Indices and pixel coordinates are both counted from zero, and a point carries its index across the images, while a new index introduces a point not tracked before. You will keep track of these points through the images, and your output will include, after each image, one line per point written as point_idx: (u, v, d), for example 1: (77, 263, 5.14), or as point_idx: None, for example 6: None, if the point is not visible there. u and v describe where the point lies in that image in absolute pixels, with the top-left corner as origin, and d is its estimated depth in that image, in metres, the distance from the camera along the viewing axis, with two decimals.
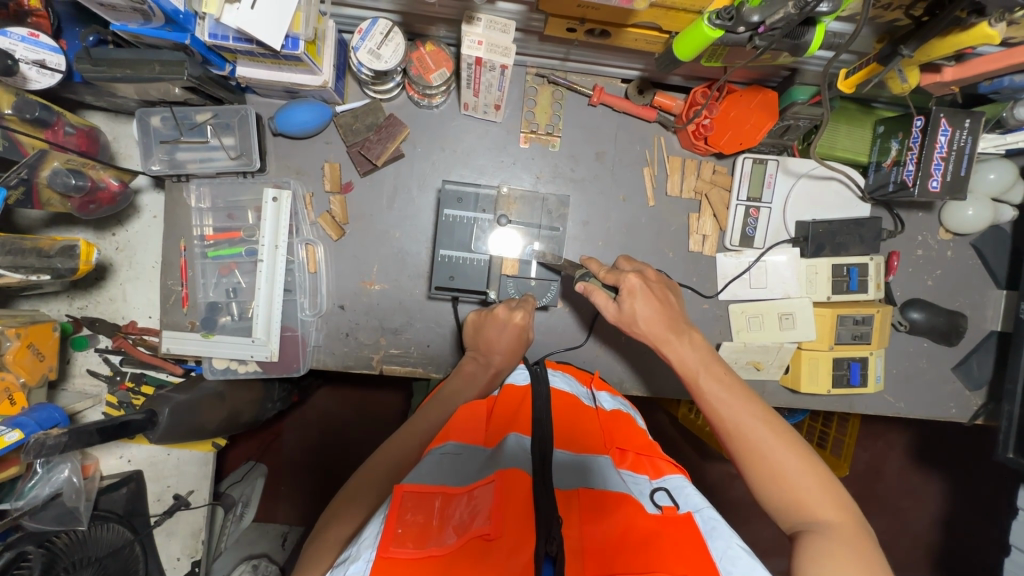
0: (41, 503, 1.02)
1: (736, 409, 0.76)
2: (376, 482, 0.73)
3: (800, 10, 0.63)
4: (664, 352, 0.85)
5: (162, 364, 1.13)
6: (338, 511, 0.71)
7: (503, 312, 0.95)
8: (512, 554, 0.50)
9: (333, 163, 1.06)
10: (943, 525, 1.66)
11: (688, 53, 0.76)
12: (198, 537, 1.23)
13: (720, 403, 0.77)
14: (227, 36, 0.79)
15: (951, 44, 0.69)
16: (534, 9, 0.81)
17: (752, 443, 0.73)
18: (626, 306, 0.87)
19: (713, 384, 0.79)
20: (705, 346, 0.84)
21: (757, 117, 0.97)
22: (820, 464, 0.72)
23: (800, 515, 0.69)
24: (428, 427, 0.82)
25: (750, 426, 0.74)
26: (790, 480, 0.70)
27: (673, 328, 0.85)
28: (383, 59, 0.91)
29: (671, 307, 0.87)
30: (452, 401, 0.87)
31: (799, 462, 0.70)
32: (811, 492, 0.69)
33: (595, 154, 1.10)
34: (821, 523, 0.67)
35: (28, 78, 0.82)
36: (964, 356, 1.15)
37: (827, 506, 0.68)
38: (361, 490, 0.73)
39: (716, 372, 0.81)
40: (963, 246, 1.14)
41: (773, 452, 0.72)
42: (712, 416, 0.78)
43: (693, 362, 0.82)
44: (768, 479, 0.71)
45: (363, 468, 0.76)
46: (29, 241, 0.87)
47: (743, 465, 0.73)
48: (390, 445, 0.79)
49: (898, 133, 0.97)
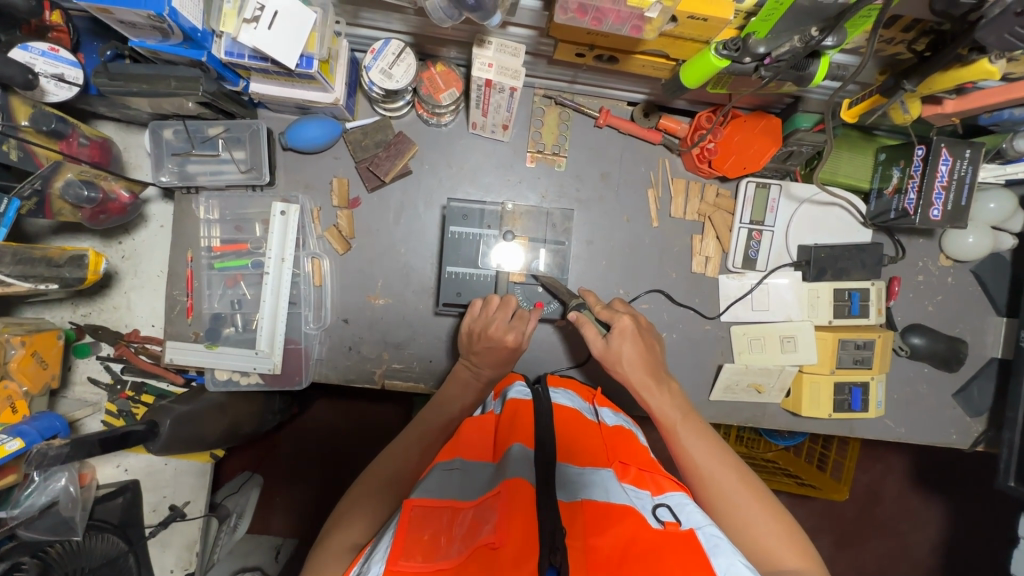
0: (38, 513, 1.02)
1: (711, 458, 0.77)
2: (382, 484, 0.75)
3: (804, 44, 0.66)
4: (644, 399, 0.85)
5: (163, 373, 1.14)
6: (341, 518, 0.71)
7: (496, 332, 0.91)
8: (517, 560, 0.49)
9: (342, 178, 1.07)
10: (944, 551, 1.65)
11: (694, 81, 0.78)
12: (192, 550, 1.21)
13: (695, 451, 0.78)
14: (243, 54, 0.81)
15: (951, 79, 0.70)
16: (544, 34, 0.83)
17: (727, 494, 0.73)
18: (615, 345, 0.87)
19: (689, 433, 0.80)
20: (682, 397, 0.86)
21: (761, 143, 0.99)
22: (787, 516, 0.73)
23: (769, 563, 0.68)
24: (426, 432, 0.84)
25: (724, 476, 0.75)
26: (758, 528, 0.70)
27: (655, 375, 0.86)
28: (394, 78, 0.92)
29: (654, 355, 0.89)
30: (448, 407, 0.90)
31: (766, 511, 0.72)
32: (778, 542, 0.69)
33: (600, 175, 1.12)
34: (787, 573, 0.67)
35: (46, 92, 0.82)
36: (965, 382, 1.15)
37: (794, 554, 0.69)
38: (368, 498, 0.73)
39: (692, 421, 0.82)
40: (963, 272, 1.15)
41: (745, 502, 0.72)
42: (687, 465, 0.78)
43: (672, 411, 0.83)
44: (740, 525, 0.71)
45: (365, 475, 0.78)
46: (40, 251, 0.87)
47: (716, 514, 0.72)
48: (393, 452, 0.81)
49: (900, 162, 0.98)
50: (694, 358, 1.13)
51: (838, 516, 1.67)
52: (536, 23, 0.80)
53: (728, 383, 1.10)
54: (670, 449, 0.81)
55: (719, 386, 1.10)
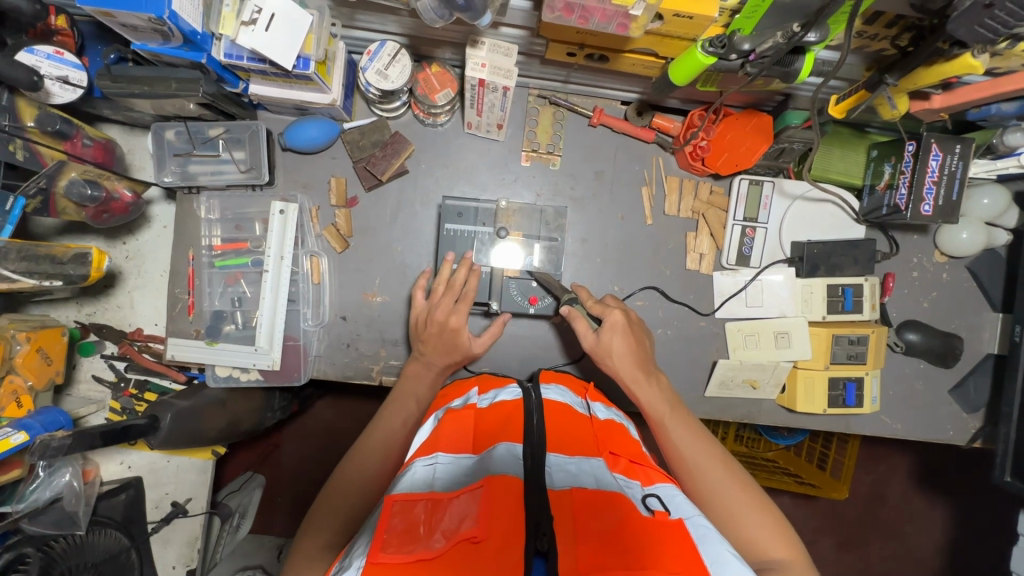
0: (41, 507, 1.04)
1: (698, 451, 0.77)
2: (352, 490, 0.75)
3: (787, 40, 0.67)
4: (633, 392, 0.86)
5: (166, 371, 1.16)
6: (311, 527, 0.72)
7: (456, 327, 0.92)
8: (504, 552, 0.51)
9: (339, 177, 1.09)
10: (947, 551, 1.64)
11: (682, 78, 0.79)
12: (195, 546, 1.24)
13: (683, 444, 0.78)
14: (242, 56, 0.83)
15: (936, 74, 0.71)
16: (535, 34, 0.85)
17: (713, 485, 0.74)
18: (605, 339, 0.89)
19: (677, 426, 0.81)
20: (671, 391, 0.87)
21: (751, 140, 1.01)
22: (773, 506, 0.74)
23: (755, 554, 0.69)
24: (391, 431, 0.84)
25: (710, 468, 0.76)
26: (743, 520, 0.71)
27: (644, 368, 0.87)
28: (390, 79, 0.94)
29: (644, 349, 0.90)
30: (407, 401, 0.89)
31: (751, 502, 0.72)
32: (764, 533, 0.70)
33: (595, 174, 1.13)
34: (773, 562, 0.68)
35: (52, 93, 0.85)
36: (962, 378, 1.15)
37: (779, 545, 0.69)
38: (336, 502, 0.74)
39: (680, 414, 0.83)
40: (958, 269, 1.15)
41: (730, 493, 0.73)
42: (675, 458, 0.78)
43: (661, 404, 0.83)
44: (726, 516, 0.71)
45: (334, 480, 0.78)
46: (44, 248, 0.90)
47: (703, 506, 0.73)
48: (361, 455, 0.81)
49: (890, 158, 1.00)
50: (689, 355, 1.13)
51: (839, 516, 1.67)
52: (527, 23, 0.82)
53: (723, 379, 1.11)
54: (658, 442, 0.81)
55: (714, 382, 1.11)
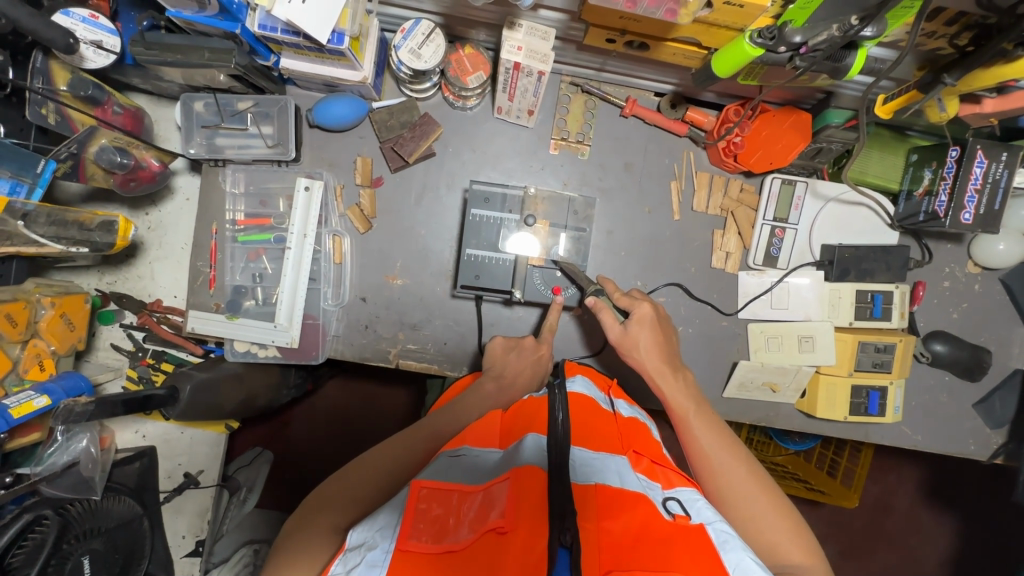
0: (59, 471, 1.02)
1: (721, 450, 0.76)
2: (366, 484, 0.71)
3: (842, 34, 0.64)
4: (657, 385, 0.85)
5: (184, 343, 1.17)
6: (319, 502, 0.69)
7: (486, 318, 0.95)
8: (526, 549, 0.50)
9: (366, 157, 1.08)
10: (952, 566, 1.63)
11: (725, 70, 0.77)
12: (205, 517, 1.28)
13: (705, 441, 0.77)
14: (276, 28, 0.82)
15: (992, 76, 0.69)
16: (575, 18, 0.83)
17: (735, 486, 0.73)
18: (632, 331, 0.87)
19: (701, 423, 0.80)
20: (697, 388, 0.85)
21: (789, 137, 0.97)
22: (794, 510, 0.73)
23: (771, 556, 0.69)
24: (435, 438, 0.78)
25: (732, 468, 0.75)
26: (762, 522, 0.70)
27: (669, 362, 0.86)
28: (423, 58, 0.93)
29: (670, 344, 0.88)
30: (461, 415, 0.81)
31: (772, 505, 0.71)
32: (784, 536, 0.69)
33: (623, 165, 1.11)
34: (790, 567, 0.68)
35: (85, 58, 0.84)
36: (987, 393, 1.13)
37: (798, 549, 0.69)
38: (353, 486, 0.70)
39: (704, 411, 0.81)
40: (991, 280, 1.12)
41: (752, 495, 0.72)
42: (697, 456, 0.77)
43: (685, 399, 0.82)
44: (746, 519, 0.71)
45: (358, 463, 0.73)
46: (72, 214, 0.90)
47: (722, 506, 0.72)
48: (394, 447, 0.76)
49: (932, 163, 0.96)
50: (708, 355, 1.12)
51: (844, 525, 1.66)
52: (568, 6, 0.80)
53: (742, 381, 1.10)
54: (680, 438, 0.80)
55: (733, 383, 1.10)
